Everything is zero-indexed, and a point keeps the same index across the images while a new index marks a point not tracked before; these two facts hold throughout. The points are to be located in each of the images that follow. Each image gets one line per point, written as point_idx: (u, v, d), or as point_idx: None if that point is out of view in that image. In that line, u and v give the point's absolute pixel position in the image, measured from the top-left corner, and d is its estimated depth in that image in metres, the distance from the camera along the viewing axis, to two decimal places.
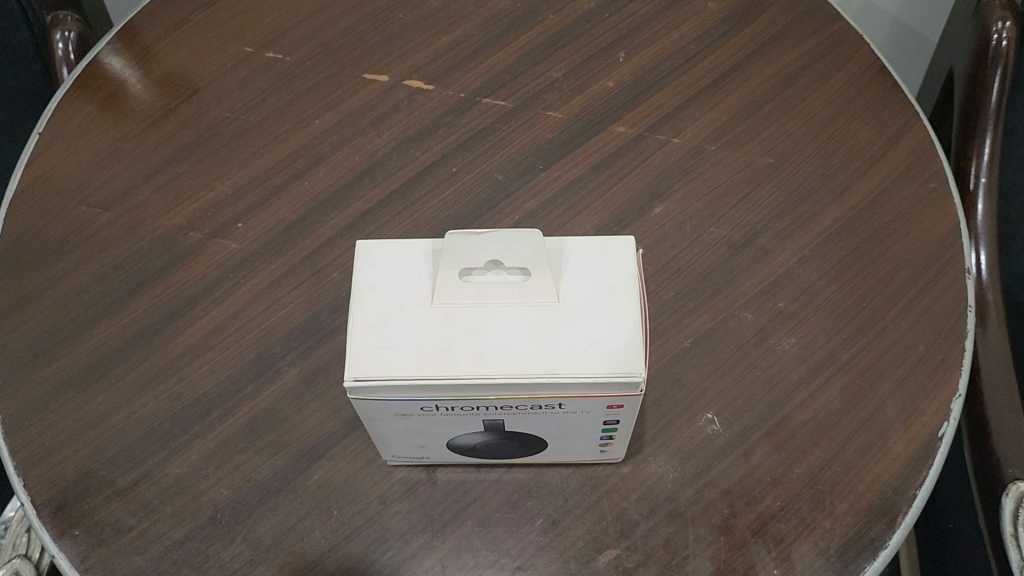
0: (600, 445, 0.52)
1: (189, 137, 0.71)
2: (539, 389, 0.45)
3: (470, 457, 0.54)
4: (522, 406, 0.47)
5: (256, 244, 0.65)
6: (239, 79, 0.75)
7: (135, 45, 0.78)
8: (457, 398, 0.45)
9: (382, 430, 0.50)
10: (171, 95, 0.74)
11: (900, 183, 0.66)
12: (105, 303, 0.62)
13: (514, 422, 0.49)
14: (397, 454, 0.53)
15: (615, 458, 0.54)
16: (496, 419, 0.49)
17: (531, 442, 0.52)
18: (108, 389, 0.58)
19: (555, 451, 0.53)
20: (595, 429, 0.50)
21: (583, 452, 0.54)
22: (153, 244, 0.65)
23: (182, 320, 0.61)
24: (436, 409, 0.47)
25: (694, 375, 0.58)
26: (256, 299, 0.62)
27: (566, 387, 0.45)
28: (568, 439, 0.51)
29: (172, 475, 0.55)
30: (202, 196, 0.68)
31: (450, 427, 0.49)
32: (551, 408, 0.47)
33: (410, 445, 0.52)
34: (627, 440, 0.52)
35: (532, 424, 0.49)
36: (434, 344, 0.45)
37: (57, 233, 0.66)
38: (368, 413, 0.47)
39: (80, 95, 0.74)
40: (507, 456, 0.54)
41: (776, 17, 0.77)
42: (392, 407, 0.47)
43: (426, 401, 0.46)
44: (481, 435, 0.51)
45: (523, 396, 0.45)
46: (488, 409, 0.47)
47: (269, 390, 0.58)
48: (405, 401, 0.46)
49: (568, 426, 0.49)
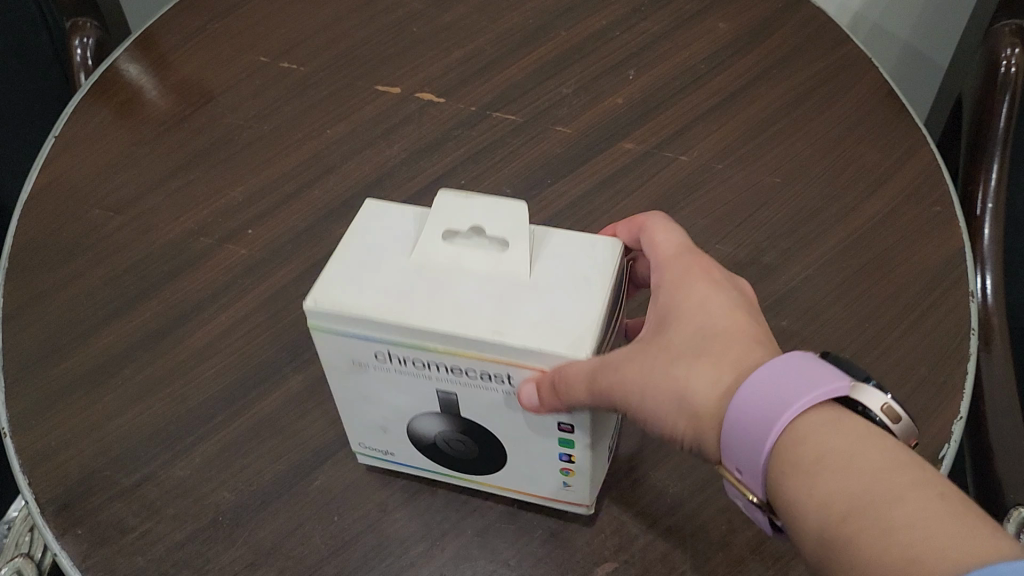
0: (563, 476, 0.50)
1: (203, 144, 0.72)
2: (490, 352, 0.43)
3: (432, 463, 0.53)
4: (473, 372, 0.44)
5: (265, 250, 0.66)
6: (254, 87, 0.76)
7: (152, 52, 0.79)
8: (406, 346, 0.44)
9: (341, 395, 0.49)
10: (187, 102, 0.75)
11: (906, 205, 0.67)
12: (114, 305, 0.63)
13: (466, 407, 0.47)
14: (364, 443, 0.53)
15: (585, 508, 0.52)
16: (450, 393, 0.46)
17: (489, 452, 0.50)
18: (115, 391, 0.59)
19: (515, 473, 0.51)
20: (551, 444, 0.48)
21: (547, 487, 0.52)
22: (164, 248, 0.66)
23: (190, 324, 0.62)
24: (388, 365, 0.46)
25: None
26: (264, 305, 0.63)
27: (517, 357, 0.43)
28: (528, 450, 0.49)
29: (175, 477, 0.55)
30: (213, 202, 0.69)
31: (405, 396, 0.48)
32: (504, 382, 0.44)
33: (365, 420, 0.51)
34: (587, 477, 0.49)
35: (485, 416, 0.47)
36: (397, 291, 0.45)
37: (71, 236, 0.67)
38: (324, 357, 0.47)
39: (96, 100, 0.75)
40: (467, 468, 0.52)
41: (785, 39, 0.78)
42: (347, 351, 0.46)
43: (379, 345, 0.45)
44: (437, 421, 0.49)
45: (473, 359, 0.43)
46: (439, 372, 0.45)
47: (273, 396, 0.59)
48: (359, 341, 0.45)
49: (523, 431, 0.47)
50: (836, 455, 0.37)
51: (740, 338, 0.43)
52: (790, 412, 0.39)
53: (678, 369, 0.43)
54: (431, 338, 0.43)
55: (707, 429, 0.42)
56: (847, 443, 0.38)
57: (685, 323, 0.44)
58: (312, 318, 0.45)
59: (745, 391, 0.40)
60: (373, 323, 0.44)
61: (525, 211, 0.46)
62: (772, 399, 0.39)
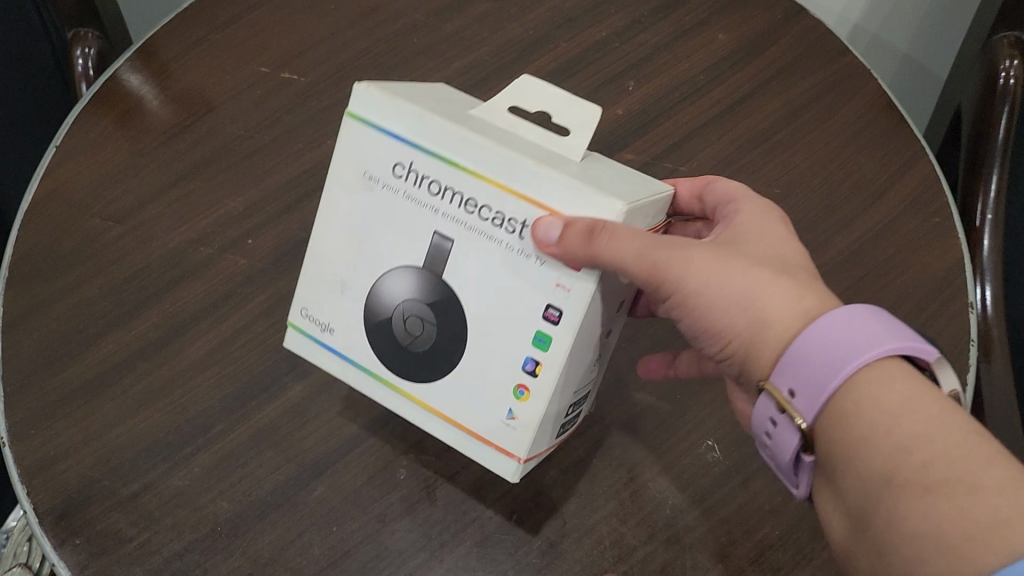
0: (512, 402, 0.50)
1: (203, 154, 0.72)
2: (515, 183, 0.46)
3: (377, 362, 0.53)
4: (485, 212, 0.47)
5: (265, 261, 0.66)
6: (255, 97, 0.76)
7: (154, 61, 0.78)
8: (433, 155, 0.48)
9: (337, 227, 0.52)
10: (188, 111, 0.75)
11: (905, 216, 0.67)
12: (113, 314, 0.63)
13: (454, 266, 0.49)
14: (310, 307, 0.54)
15: (514, 464, 0.50)
16: (447, 240, 0.49)
17: (450, 345, 0.51)
18: (114, 401, 0.59)
19: (462, 388, 0.51)
20: (525, 339, 0.48)
21: (486, 420, 0.51)
22: (165, 257, 0.66)
23: (190, 333, 0.62)
24: (404, 182, 0.49)
25: (697, 406, 0.60)
26: (263, 316, 0.63)
27: (544, 195, 0.45)
28: (495, 349, 0.49)
29: (174, 487, 0.55)
30: (214, 212, 0.69)
31: (397, 240, 0.50)
32: (510, 231, 0.47)
33: (340, 268, 0.53)
34: (540, 402, 0.49)
35: (471, 289, 0.49)
36: (453, 115, 0.49)
37: (70, 244, 0.66)
38: (341, 161, 0.51)
39: (97, 109, 0.74)
40: (410, 367, 0.52)
41: (784, 50, 0.79)
42: (370, 153, 0.50)
43: (408, 151, 0.48)
44: (414, 284, 0.50)
45: (491, 182, 0.46)
46: (451, 201, 0.48)
47: (273, 406, 0.59)
48: (393, 144, 0.49)
49: (501, 313, 0.49)
50: (915, 401, 0.41)
51: (802, 267, 0.48)
52: (875, 353, 0.42)
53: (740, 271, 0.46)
54: (467, 150, 0.47)
55: (768, 333, 0.45)
56: (924, 392, 0.41)
57: (756, 246, 0.48)
58: (360, 98, 0.49)
59: (831, 331, 0.43)
60: (420, 121, 0.48)
61: (598, 113, 0.50)
62: (860, 343, 0.42)
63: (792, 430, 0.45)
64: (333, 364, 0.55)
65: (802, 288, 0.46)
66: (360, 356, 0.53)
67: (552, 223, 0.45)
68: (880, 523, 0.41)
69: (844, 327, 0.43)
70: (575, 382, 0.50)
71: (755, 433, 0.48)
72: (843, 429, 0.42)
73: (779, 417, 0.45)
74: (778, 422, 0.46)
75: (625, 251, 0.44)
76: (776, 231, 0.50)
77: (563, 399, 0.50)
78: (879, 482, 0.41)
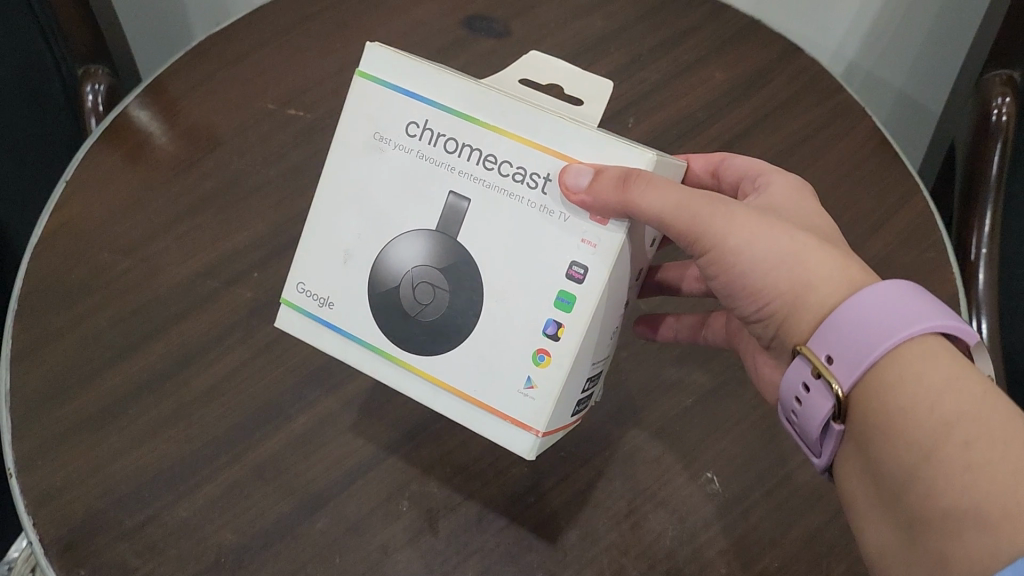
0: (531, 368, 0.51)
1: (210, 189, 0.73)
2: (538, 138, 0.48)
3: (381, 334, 0.53)
4: (504, 168, 0.49)
5: (270, 294, 0.67)
6: (261, 133, 0.77)
7: (161, 97, 0.79)
8: (453, 111, 0.50)
9: (340, 192, 0.53)
10: (195, 147, 0.76)
11: (901, 250, 0.68)
12: (120, 347, 0.64)
13: (470, 226, 0.50)
14: (306, 280, 0.55)
15: (533, 438, 0.51)
16: (460, 199, 0.50)
17: (463, 311, 0.51)
18: (120, 433, 0.59)
19: (478, 357, 0.51)
20: (547, 302, 0.50)
21: (503, 391, 0.51)
22: (171, 290, 0.67)
23: (195, 366, 0.63)
24: (417, 142, 0.51)
25: (696, 437, 0.61)
26: (267, 348, 0.64)
27: (569, 148, 0.48)
28: (513, 316, 0.50)
29: (178, 518, 0.56)
30: (220, 246, 0.70)
31: (406, 202, 0.51)
32: (532, 186, 0.49)
33: (341, 237, 0.54)
34: (562, 368, 0.50)
35: (489, 252, 0.50)
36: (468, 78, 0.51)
37: (77, 277, 0.67)
38: (348, 124, 0.52)
39: (105, 144, 0.75)
40: (415, 337, 0.53)
41: (782, 86, 0.80)
42: (383, 113, 0.51)
43: (424, 108, 0.50)
44: (422, 249, 0.51)
45: (513, 135, 0.49)
46: (466, 158, 0.50)
47: (276, 437, 0.59)
48: (407, 100, 0.51)
49: (520, 278, 0.50)
50: (955, 378, 0.43)
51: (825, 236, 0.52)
52: (913, 319, 0.44)
53: (778, 232, 0.49)
54: (488, 105, 0.49)
55: (813, 296, 0.48)
56: (960, 369, 0.43)
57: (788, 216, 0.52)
58: (372, 56, 0.51)
59: (871, 299, 0.45)
60: (439, 81, 0.50)
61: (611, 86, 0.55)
62: (896, 310, 0.45)
63: (826, 395, 0.47)
64: (334, 341, 0.55)
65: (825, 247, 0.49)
66: (363, 327, 0.54)
67: (581, 172, 0.47)
68: (913, 496, 0.43)
69: (881, 295, 0.45)
70: (592, 353, 0.52)
71: (783, 402, 0.51)
72: (881, 401, 0.44)
73: (815, 382, 0.48)
74: (812, 387, 0.48)
75: (653, 202, 0.47)
76: (799, 205, 0.54)
77: (583, 367, 0.51)
78: (914, 455, 0.43)
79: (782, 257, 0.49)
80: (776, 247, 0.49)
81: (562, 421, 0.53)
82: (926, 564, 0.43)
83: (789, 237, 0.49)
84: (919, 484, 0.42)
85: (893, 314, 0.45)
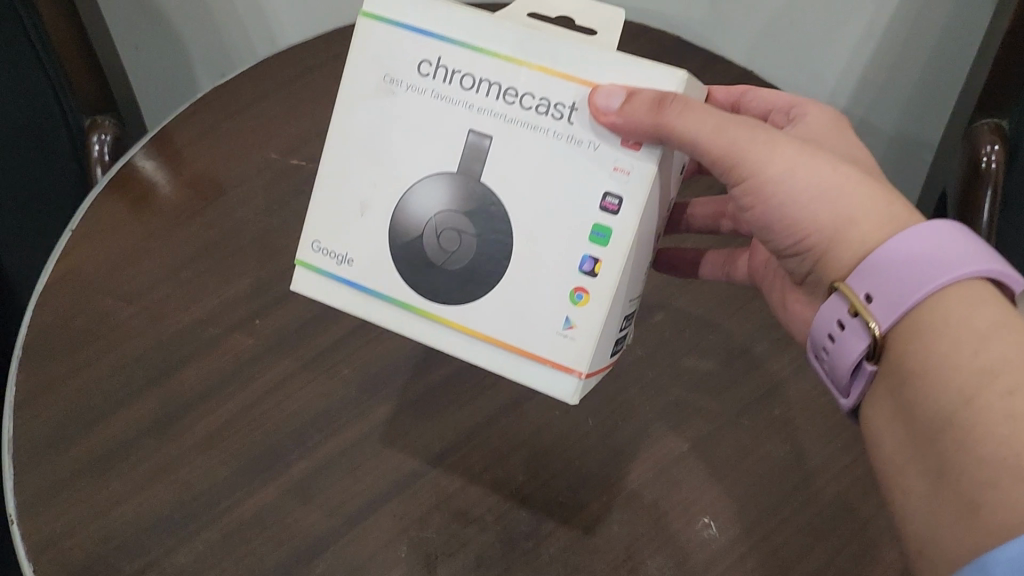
0: (569, 309, 0.52)
1: (213, 237, 0.75)
2: (559, 67, 0.49)
3: (407, 286, 0.54)
4: (527, 100, 0.50)
5: (271, 339, 0.68)
6: (264, 183, 0.79)
7: (166, 147, 0.81)
8: (463, 45, 0.51)
9: (354, 145, 0.54)
10: (198, 196, 0.77)
11: None
12: (122, 393, 0.64)
13: (492, 164, 0.51)
14: (324, 240, 0.56)
15: (577, 379, 0.52)
16: (480, 135, 0.51)
17: (490, 253, 0.52)
18: (121, 478, 0.60)
19: (515, 299, 0.52)
20: (581, 238, 0.51)
21: (541, 334, 0.52)
22: (174, 336, 0.68)
23: (197, 412, 0.63)
24: (430, 80, 0.52)
25: (692, 480, 0.61)
26: (268, 394, 0.65)
27: (592, 74, 0.49)
28: (548, 256, 0.52)
29: (178, 564, 0.56)
30: (222, 293, 0.71)
31: (425, 145, 0.52)
32: (557, 117, 0.50)
33: (359, 190, 0.54)
34: (601, 304, 0.51)
35: (514, 192, 0.51)
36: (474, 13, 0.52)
37: (81, 324, 0.68)
38: (358, 73, 0.53)
39: (110, 193, 0.77)
40: (445, 284, 0.53)
41: None
42: (393, 56, 0.52)
43: (433, 47, 0.51)
44: (444, 192, 0.52)
45: (532, 64, 0.50)
46: (484, 93, 0.51)
47: (276, 484, 0.60)
48: (415, 40, 0.52)
49: (548, 216, 0.51)
50: (1000, 326, 0.45)
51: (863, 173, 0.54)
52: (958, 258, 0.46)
53: (820, 168, 0.52)
54: (502, 38, 0.50)
55: (854, 230, 0.50)
56: (1005, 320, 0.45)
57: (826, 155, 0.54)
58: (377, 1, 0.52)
59: (922, 236, 0.48)
60: (447, 16, 0.51)
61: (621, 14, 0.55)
62: (944, 248, 0.47)
63: (861, 334, 0.50)
64: (355, 298, 0.56)
65: (860, 182, 0.51)
66: (388, 279, 0.55)
67: (612, 95, 0.48)
68: (946, 438, 0.45)
69: (931, 237, 0.47)
70: (626, 291, 0.53)
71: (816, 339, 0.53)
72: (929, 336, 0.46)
73: (850, 321, 0.50)
74: (847, 326, 0.51)
75: (687, 125, 0.48)
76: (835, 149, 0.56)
77: (619, 306, 0.52)
78: (957, 398, 0.44)
79: (822, 194, 0.51)
80: (816, 184, 0.51)
81: (601, 362, 0.54)
82: (948, 506, 0.44)
83: (827, 174, 0.51)
84: (956, 430, 0.44)
85: (940, 254, 0.47)
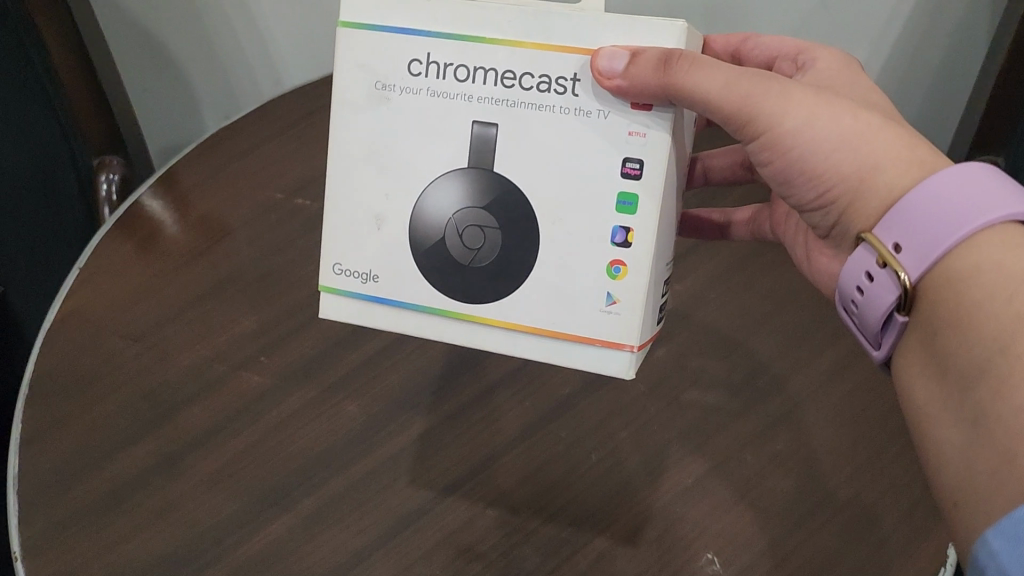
0: (609, 284, 0.52)
1: (218, 279, 0.76)
2: (554, 41, 0.50)
3: (438, 294, 0.55)
4: (526, 81, 0.51)
5: (277, 377, 0.68)
6: (269, 224, 0.80)
7: (173, 189, 0.82)
8: (451, 35, 0.52)
9: (356, 153, 0.55)
10: (205, 237, 0.78)
11: None
12: (128, 432, 0.65)
13: (503, 151, 0.52)
14: (349, 261, 0.57)
15: (629, 353, 0.52)
16: (487, 124, 0.52)
17: (514, 242, 0.53)
18: (126, 517, 0.60)
19: (550, 285, 0.53)
20: (610, 211, 0.51)
21: (585, 314, 0.53)
22: (180, 376, 0.68)
23: (202, 451, 0.64)
24: (424, 79, 0.53)
25: (697, 513, 0.61)
26: (272, 432, 0.65)
27: (591, 42, 0.50)
28: (579, 240, 0.52)
29: None
30: (228, 333, 0.71)
31: (433, 138, 0.53)
32: (561, 92, 0.50)
33: (371, 202, 0.56)
34: (641, 273, 0.52)
35: (531, 175, 0.52)
36: None
37: (88, 365, 0.69)
38: (349, 84, 0.54)
39: (117, 234, 0.77)
40: (475, 277, 0.54)
41: None
42: (380, 61, 0.53)
43: (421, 43, 0.52)
44: (461, 185, 0.53)
45: (526, 43, 0.50)
46: (483, 82, 0.51)
47: (280, 522, 0.60)
48: (400, 41, 0.53)
49: (571, 195, 0.52)
50: None
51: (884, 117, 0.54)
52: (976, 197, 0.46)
53: (839, 116, 0.52)
54: (486, 21, 0.51)
55: (881, 175, 0.50)
56: None
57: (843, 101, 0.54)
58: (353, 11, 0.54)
59: (945, 182, 0.47)
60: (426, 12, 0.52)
61: None
62: (965, 192, 0.46)
63: (891, 286, 0.49)
64: (389, 314, 0.57)
65: (871, 130, 0.51)
66: (417, 288, 0.56)
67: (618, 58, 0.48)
68: (982, 385, 0.43)
69: (957, 183, 0.47)
70: (661, 260, 0.53)
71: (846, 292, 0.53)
72: (968, 281, 0.45)
73: (879, 271, 0.50)
74: (876, 276, 0.50)
75: (697, 80, 0.49)
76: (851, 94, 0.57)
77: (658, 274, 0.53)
78: (994, 346, 0.43)
79: (843, 141, 0.51)
80: (835, 132, 0.52)
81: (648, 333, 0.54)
82: (981, 457, 0.43)
83: (843, 122, 0.52)
84: (993, 377, 0.43)
85: (961, 197, 0.46)
